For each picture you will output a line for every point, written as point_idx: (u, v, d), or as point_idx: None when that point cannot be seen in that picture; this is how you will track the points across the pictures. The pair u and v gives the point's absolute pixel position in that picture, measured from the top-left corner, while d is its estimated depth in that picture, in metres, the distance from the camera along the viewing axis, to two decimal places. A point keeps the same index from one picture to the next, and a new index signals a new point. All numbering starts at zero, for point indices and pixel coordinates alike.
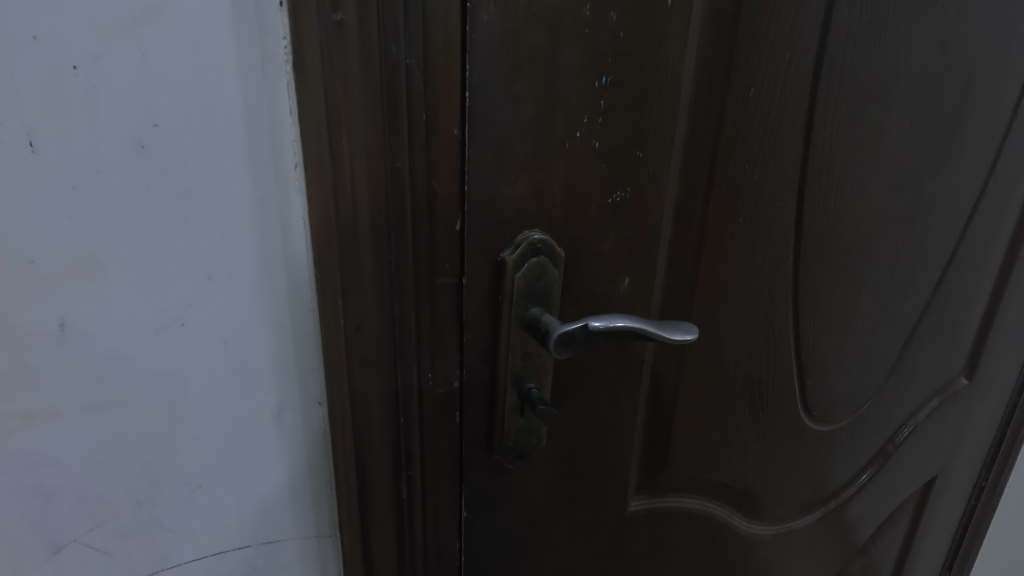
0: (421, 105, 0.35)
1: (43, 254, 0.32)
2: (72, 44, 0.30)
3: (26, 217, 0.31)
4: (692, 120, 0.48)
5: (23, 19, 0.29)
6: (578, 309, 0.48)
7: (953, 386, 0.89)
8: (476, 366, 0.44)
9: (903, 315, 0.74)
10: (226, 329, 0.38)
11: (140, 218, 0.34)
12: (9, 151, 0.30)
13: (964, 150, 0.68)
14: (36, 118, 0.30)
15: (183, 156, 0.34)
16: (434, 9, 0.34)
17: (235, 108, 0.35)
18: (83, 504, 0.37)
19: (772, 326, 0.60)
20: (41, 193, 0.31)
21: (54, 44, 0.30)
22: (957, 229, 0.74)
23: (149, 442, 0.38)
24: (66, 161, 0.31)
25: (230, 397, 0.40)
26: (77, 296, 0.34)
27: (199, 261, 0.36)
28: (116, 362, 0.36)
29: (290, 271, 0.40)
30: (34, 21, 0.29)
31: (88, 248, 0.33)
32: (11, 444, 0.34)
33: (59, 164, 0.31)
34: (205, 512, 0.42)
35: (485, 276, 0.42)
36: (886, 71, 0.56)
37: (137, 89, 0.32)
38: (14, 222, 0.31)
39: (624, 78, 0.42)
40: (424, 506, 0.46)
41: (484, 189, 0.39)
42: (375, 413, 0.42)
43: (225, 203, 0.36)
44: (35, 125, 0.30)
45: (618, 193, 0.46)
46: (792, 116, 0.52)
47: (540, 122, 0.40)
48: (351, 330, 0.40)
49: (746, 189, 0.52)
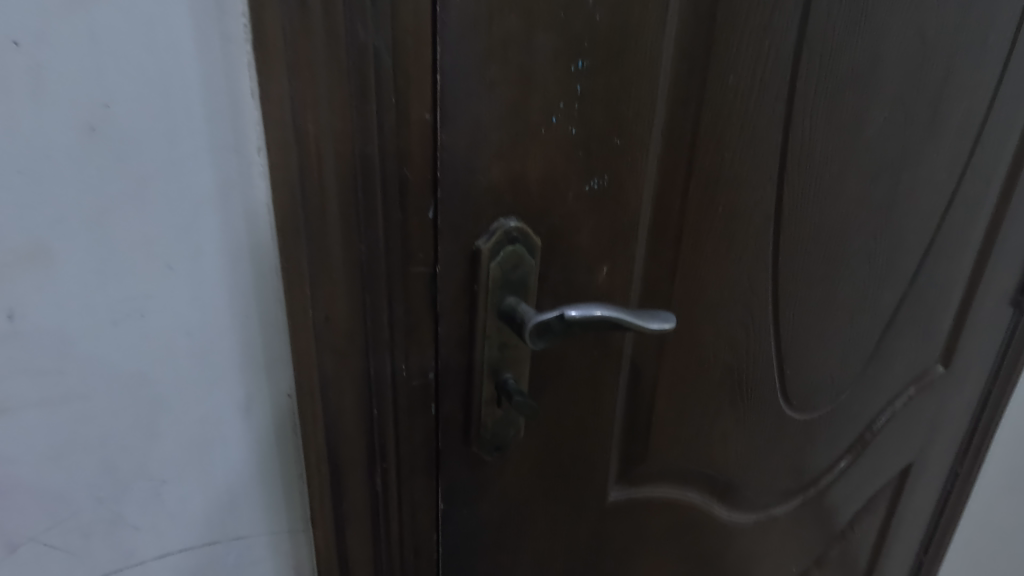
0: (391, 89, 0.34)
1: None
2: (13, 19, 0.29)
3: None
4: (671, 108, 0.47)
5: None
6: (556, 299, 0.47)
7: (930, 373, 0.91)
8: (452, 357, 0.43)
9: (881, 303, 0.74)
10: (190, 321, 0.37)
11: (94, 205, 0.33)
12: None
13: (942, 140, 0.69)
14: None
15: (138, 141, 0.33)
16: None
17: (194, 91, 0.34)
18: (40, 502, 0.36)
19: (752, 315, 0.60)
20: None
21: None
22: (935, 218, 0.74)
23: (111, 438, 0.37)
24: (10, 144, 0.30)
25: (196, 390, 0.39)
26: (26, 286, 0.32)
27: (158, 250, 0.35)
28: (72, 355, 0.34)
29: (255, 260, 0.38)
30: None
31: (37, 237, 0.32)
32: None
33: (4, 147, 0.30)
34: (171, 510, 0.41)
35: (460, 265, 0.41)
36: (865, 59, 0.56)
37: (87, 69, 0.31)
38: None
39: (600, 63, 0.41)
40: (400, 500, 0.45)
41: (458, 176, 0.38)
42: (348, 406, 0.41)
43: (185, 190, 0.35)
44: None
45: (596, 180, 0.45)
46: (772, 104, 0.52)
47: (515, 107, 0.39)
48: (321, 321, 0.39)
49: (725, 178, 0.52)
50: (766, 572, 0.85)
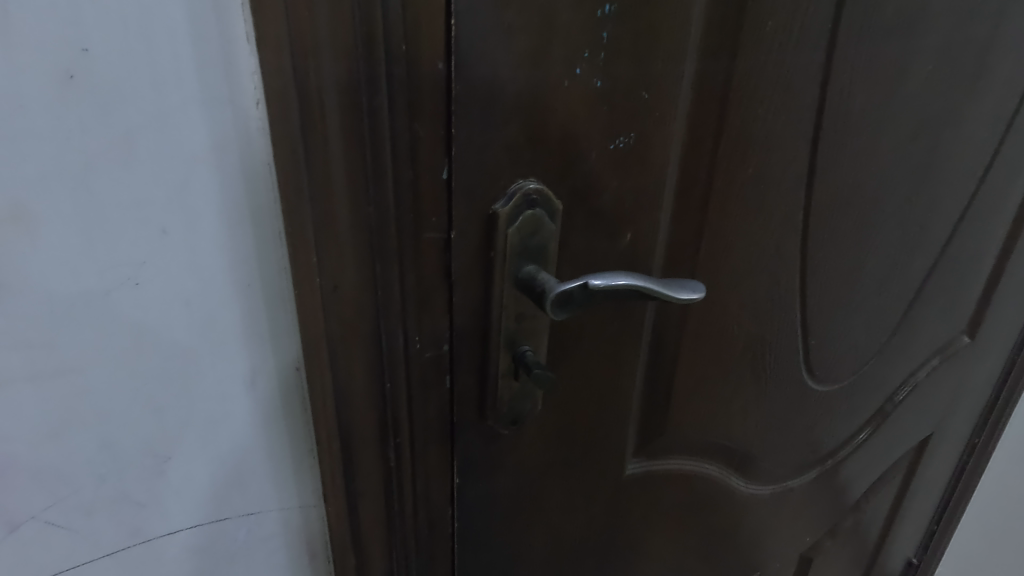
0: (400, 34, 0.31)
1: None
2: None
3: None
4: (704, 59, 0.43)
5: None
6: (576, 267, 0.44)
7: (955, 344, 0.88)
8: (467, 329, 0.41)
9: (911, 271, 0.71)
10: (187, 289, 0.35)
11: (77, 163, 0.30)
12: None
13: (986, 97, 0.64)
14: None
15: (123, 92, 0.30)
16: None
17: (181, 35, 0.31)
18: (39, 479, 0.35)
19: (778, 285, 0.57)
20: None
21: None
22: (973, 181, 0.70)
23: (109, 412, 0.35)
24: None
25: (197, 363, 0.37)
26: (8, 251, 0.30)
27: (151, 213, 0.32)
28: (62, 325, 0.32)
29: (256, 224, 0.36)
30: None
31: (18, 198, 0.29)
32: None
33: None
34: (177, 485, 0.40)
35: (476, 230, 0.38)
36: (913, 6, 0.51)
37: (61, 9, 0.28)
38: None
39: (629, 7, 0.38)
40: (414, 475, 0.43)
41: (473, 133, 0.35)
42: (358, 380, 0.39)
43: (176, 147, 0.32)
44: None
45: (621, 139, 0.42)
46: (811, 55, 0.48)
47: (536, 56, 0.36)
48: (328, 291, 0.36)
49: (757, 136, 0.48)
50: (780, 544, 0.84)
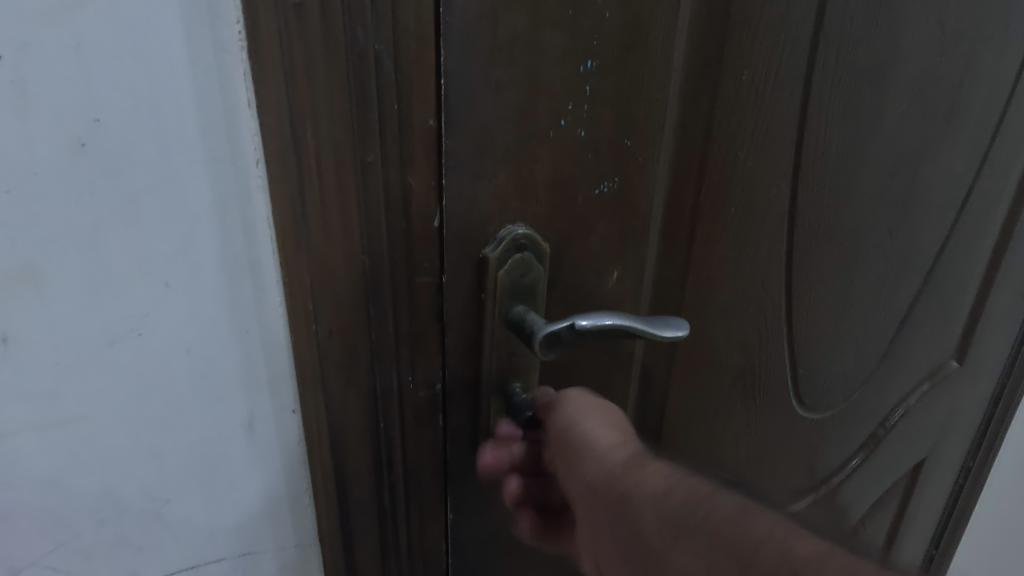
0: (393, 96, 0.33)
1: None
2: None
3: None
4: (683, 106, 0.45)
5: None
6: (565, 306, 0.46)
7: (944, 369, 0.89)
8: (459, 368, 0.43)
9: (896, 300, 0.73)
10: (189, 338, 0.36)
11: (86, 224, 0.32)
12: None
13: (961, 132, 0.67)
14: None
15: (131, 156, 0.32)
16: None
17: (188, 102, 0.32)
18: (41, 525, 0.36)
19: (765, 317, 0.59)
20: None
21: None
22: (952, 211, 0.72)
23: (111, 458, 0.36)
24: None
25: (197, 410, 0.38)
26: (17, 306, 0.31)
27: (155, 268, 0.34)
28: (69, 375, 0.34)
29: (255, 275, 0.37)
30: None
31: (28, 258, 0.31)
32: None
33: None
34: (175, 528, 0.41)
35: (467, 275, 0.40)
36: (883, 51, 0.54)
37: (74, 83, 0.29)
38: None
39: (610, 62, 0.40)
40: (409, 511, 0.45)
41: (463, 184, 0.37)
42: (353, 421, 0.40)
43: (180, 206, 0.34)
44: None
45: (606, 183, 0.43)
46: (787, 99, 0.50)
47: (521, 110, 0.38)
48: (323, 335, 0.38)
49: (738, 176, 0.50)
50: None
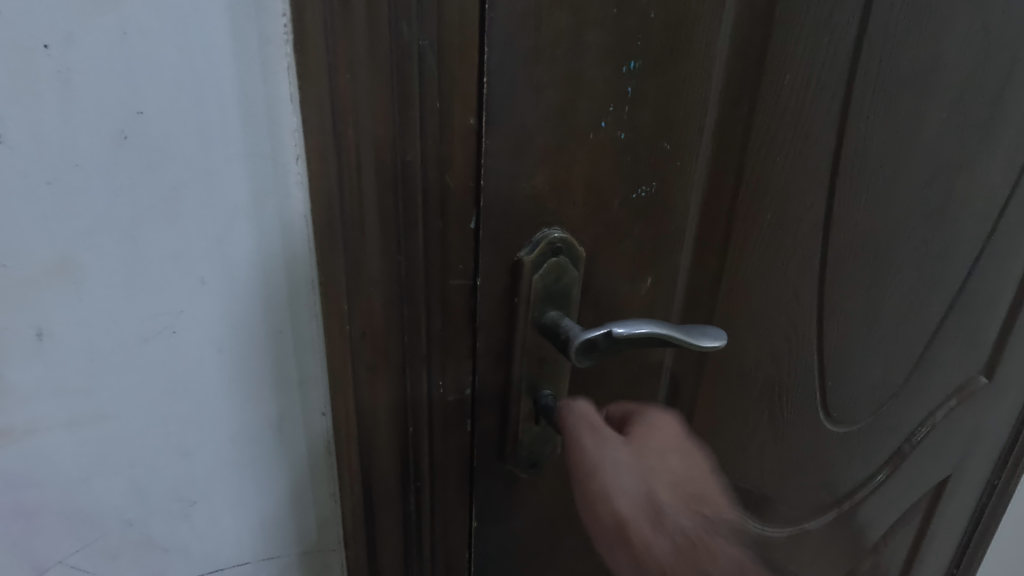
0: (436, 93, 0.32)
1: (18, 257, 0.29)
2: (43, 21, 0.27)
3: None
4: (723, 109, 0.44)
5: None
6: (597, 312, 0.45)
7: (972, 385, 0.87)
8: (489, 374, 0.42)
9: (928, 312, 0.71)
10: (222, 335, 0.36)
11: (125, 217, 0.31)
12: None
13: (1000, 142, 0.65)
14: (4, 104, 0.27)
15: (172, 149, 0.31)
16: None
17: (230, 95, 0.32)
18: (67, 524, 0.36)
19: (796, 327, 0.58)
20: (13, 184, 0.28)
21: (22, 22, 0.26)
22: (988, 223, 0.70)
23: (140, 455, 0.36)
24: (38, 154, 0.28)
25: (228, 408, 0.38)
26: (55, 299, 0.31)
27: (191, 263, 0.33)
28: (102, 372, 0.33)
29: (291, 272, 0.37)
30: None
31: (64, 251, 0.30)
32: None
33: (33, 158, 0.28)
34: (201, 528, 0.40)
35: (502, 278, 0.39)
36: (926, 57, 0.53)
37: (118, 73, 0.29)
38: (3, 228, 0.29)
39: (653, 63, 0.39)
40: (434, 518, 0.44)
41: (500, 185, 0.37)
42: (383, 423, 0.40)
43: (218, 201, 0.33)
44: (6, 115, 0.27)
45: (643, 187, 0.42)
46: (828, 104, 0.49)
47: (562, 111, 0.37)
48: (356, 336, 0.37)
49: (774, 183, 0.49)
50: None
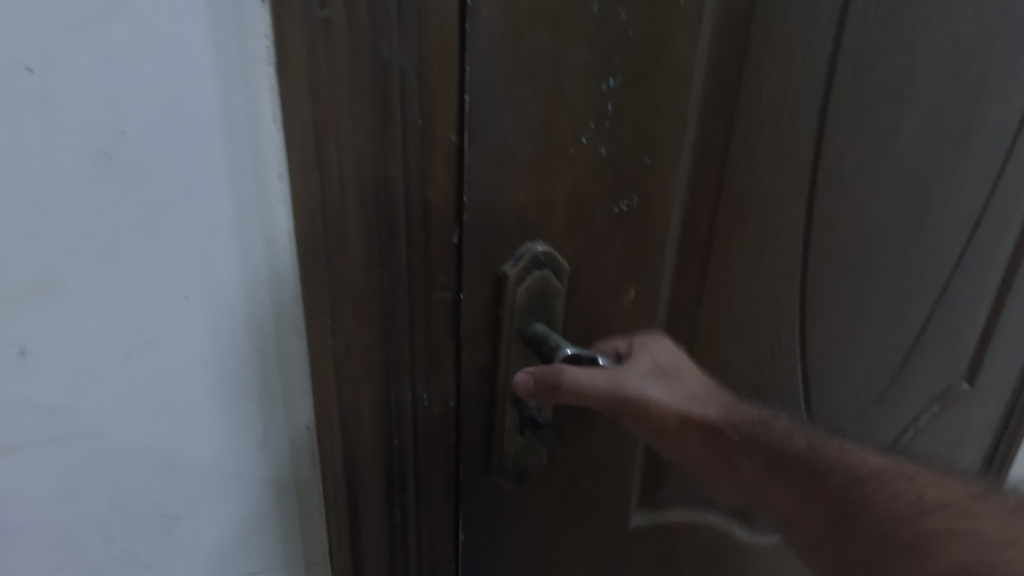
0: (415, 111, 0.33)
1: (4, 283, 0.30)
2: (29, 49, 0.28)
3: None
4: (702, 123, 0.45)
5: None
6: (581, 324, 0.46)
7: (954, 390, 0.88)
8: (473, 386, 0.42)
9: (909, 318, 0.72)
10: (205, 350, 0.36)
11: (108, 234, 0.32)
12: None
13: (975, 152, 0.66)
14: None
15: (155, 167, 0.31)
16: (429, 5, 0.31)
17: (213, 115, 0.32)
18: (50, 540, 0.37)
19: (777, 334, 0.59)
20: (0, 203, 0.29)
21: (11, 52, 0.27)
22: (966, 230, 0.72)
23: (119, 473, 0.37)
24: (22, 175, 0.29)
25: (211, 422, 0.38)
26: (38, 320, 0.32)
27: (174, 279, 0.34)
28: (80, 391, 0.34)
29: (275, 289, 0.37)
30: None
31: (49, 274, 0.31)
32: None
33: (16, 177, 0.29)
34: (183, 544, 0.40)
35: (486, 291, 0.40)
36: (899, 71, 0.54)
37: (101, 96, 0.29)
38: None
39: (632, 79, 0.40)
40: (418, 527, 0.44)
41: (484, 199, 0.37)
42: (366, 434, 0.40)
43: (201, 218, 0.33)
44: None
45: (624, 201, 0.43)
46: (805, 117, 0.50)
47: (543, 126, 0.38)
48: (340, 350, 0.37)
49: (754, 193, 0.50)
50: None
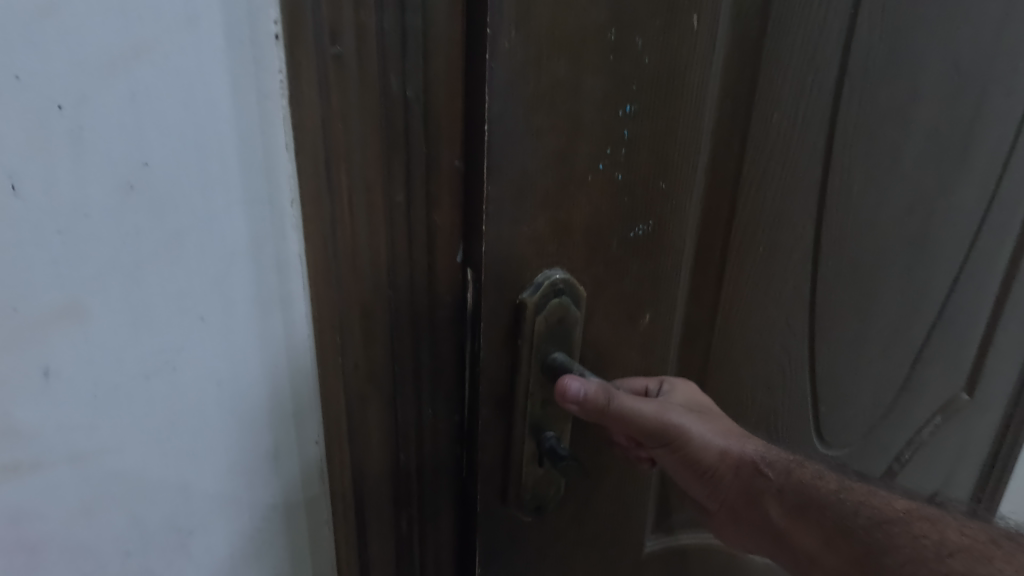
0: (420, 138, 0.34)
1: (31, 292, 0.28)
2: (58, 83, 0.26)
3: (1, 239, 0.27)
4: (715, 147, 0.45)
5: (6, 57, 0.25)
6: (598, 351, 0.45)
7: (954, 403, 0.89)
8: (490, 416, 0.41)
9: (912, 334, 0.73)
10: (220, 370, 0.35)
11: (131, 261, 0.30)
12: None
13: (973, 170, 0.67)
14: (18, 162, 0.26)
15: (176, 198, 0.30)
16: (437, 31, 0.32)
17: (230, 145, 0.31)
18: (71, 561, 0.33)
19: (788, 354, 0.58)
20: (24, 235, 0.27)
21: (37, 83, 0.26)
22: (964, 246, 0.73)
23: (142, 495, 0.34)
24: (47, 205, 0.27)
25: (224, 460, 0.37)
26: (65, 337, 0.29)
27: (191, 300, 0.32)
28: (102, 415, 0.32)
29: (287, 315, 0.36)
30: (16, 59, 0.25)
31: (76, 291, 0.29)
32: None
33: (43, 208, 0.27)
34: (199, 559, 0.38)
35: (504, 320, 0.39)
36: (902, 92, 0.54)
37: (127, 128, 0.28)
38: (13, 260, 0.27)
39: (648, 105, 0.40)
40: (422, 543, 0.44)
41: (503, 228, 0.37)
42: (372, 454, 0.39)
43: (219, 247, 0.32)
44: (19, 169, 0.26)
45: (640, 227, 0.43)
46: (814, 139, 0.50)
47: (561, 155, 0.37)
48: (349, 368, 0.37)
49: (766, 214, 0.50)
50: None
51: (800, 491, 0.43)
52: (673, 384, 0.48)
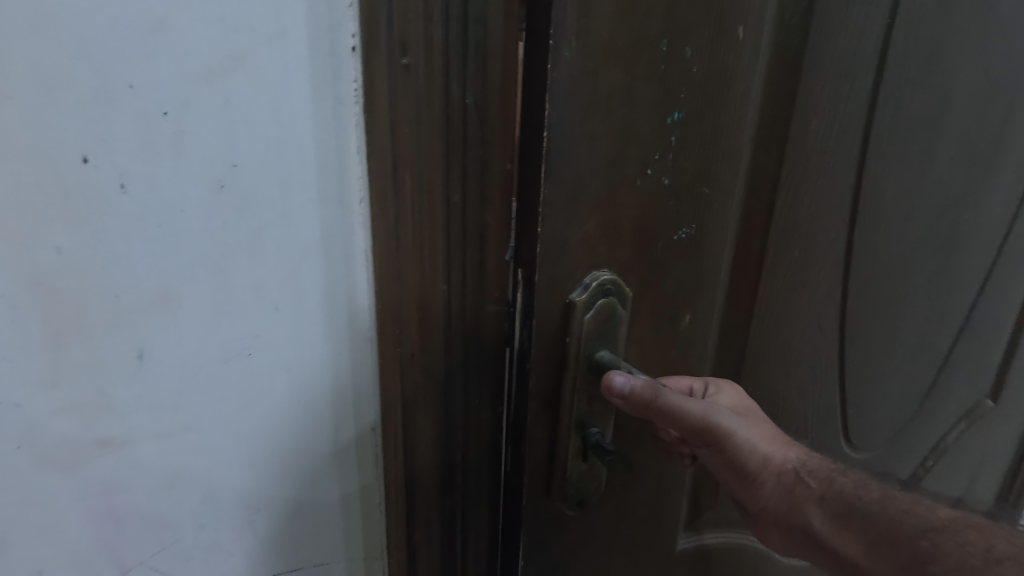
0: (476, 141, 0.35)
1: (129, 288, 0.30)
2: (163, 93, 0.28)
3: (104, 234, 0.29)
4: (755, 152, 0.47)
5: (122, 68, 0.27)
6: (640, 350, 0.46)
7: (980, 409, 0.89)
8: (537, 411, 0.43)
9: (939, 338, 0.73)
10: (288, 358, 0.36)
11: (217, 254, 0.32)
12: (96, 190, 0.28)
13: (1002, 176, 0.68)
14: (128, 161, 0.28)
15: (260, 196, 0.32)
16: (494, 43, 0.34)
17: (309, 147, 0.33)
18: (151, 529, 0.35)
19: (820, 355, 0.59)
20: (127, 230, 0.29)
21: (147, 93, 0.28)
22: (992, 252, 0.73)
23: (215, 476, 0.37)
24: (148, 202, 0.29)
25: (289, 446, 0.39)
26: (155, 330, 0.32)
27: (268, 292, 0.34)
28: (184, 401, 0.34)
29: (351, 309, 0.37)
30: (131, 69, 0.27)
31: (169, 285, 0.31)
32: (88, 471, 0.32)
33: (145, 204, 0.29)
34: (262, 535, 0.40)
35: (555, 318, 0.41)
36: (935, 100, 0.55)
37: (220, 133, 0.30)
38: (116, 258, 0.29)
39: (695, 112, 0.41)
40: (464, 527, 0.46)
41: (557, 229, 0.38)
42: (422, 441, 0.41)
43: (295, 241, 0.34)
44: (128, 167, 0.28)
45: (683, 229, 0.44)
46: (849, 145, 0.51)
47: (613, 159, 0.39)
48: (405, 357, 0.39)
49: (802, 218, 0.51)
50: None
51: (840, 499, 0.45)
52: (719, 386, 0.49)
